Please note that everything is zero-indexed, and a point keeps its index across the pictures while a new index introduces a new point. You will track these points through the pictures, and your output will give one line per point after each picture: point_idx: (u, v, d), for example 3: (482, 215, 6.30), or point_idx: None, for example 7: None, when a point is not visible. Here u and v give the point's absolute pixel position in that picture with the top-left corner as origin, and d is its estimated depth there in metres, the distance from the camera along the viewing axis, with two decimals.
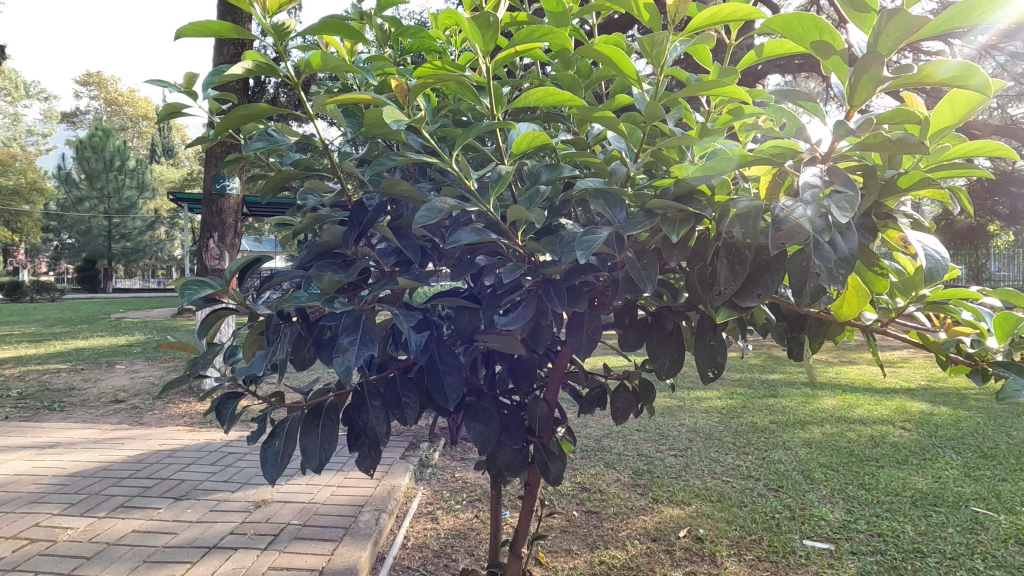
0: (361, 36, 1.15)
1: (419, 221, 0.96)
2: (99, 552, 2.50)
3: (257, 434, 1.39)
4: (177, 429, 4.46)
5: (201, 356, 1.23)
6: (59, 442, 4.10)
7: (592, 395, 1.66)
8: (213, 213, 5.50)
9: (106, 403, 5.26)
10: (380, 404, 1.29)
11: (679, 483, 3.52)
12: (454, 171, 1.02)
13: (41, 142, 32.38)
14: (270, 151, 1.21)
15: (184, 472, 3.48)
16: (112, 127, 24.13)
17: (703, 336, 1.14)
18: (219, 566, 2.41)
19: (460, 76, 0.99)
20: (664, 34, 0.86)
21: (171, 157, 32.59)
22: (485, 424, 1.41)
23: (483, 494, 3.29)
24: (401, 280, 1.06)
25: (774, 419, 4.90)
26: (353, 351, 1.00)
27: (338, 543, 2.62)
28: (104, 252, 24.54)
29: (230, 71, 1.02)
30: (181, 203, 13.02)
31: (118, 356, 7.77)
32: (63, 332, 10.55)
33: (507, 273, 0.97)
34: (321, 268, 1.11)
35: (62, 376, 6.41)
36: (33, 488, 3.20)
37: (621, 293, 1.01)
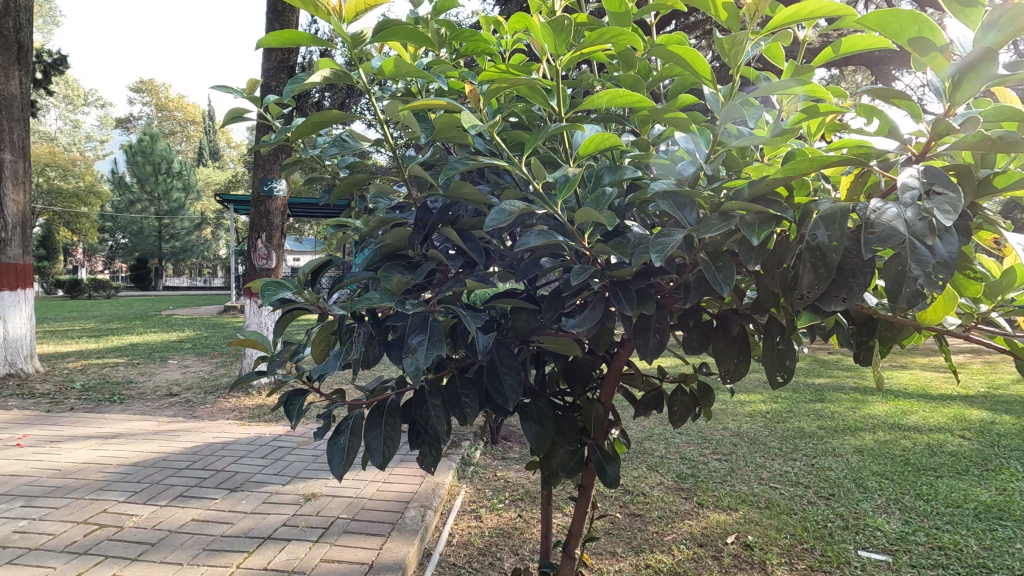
0: (428, 40, 1.17)
1: (489, 224, 0.96)
2: (162, 539, 2.62)
3: (321, 431, 1.43)
4: (229, 423, 4.63)
5: (277, 355, 1.27)
6: (121, 432, 4.31)
7: (647, 397, 1.62)
8: (262, 214, 5.66)
9: (161, 397, 5.49)
10: (441, 403, 1.31)
11: (724, 487, 3.45)
12: (523, 174, 1.02)
13: (97, 148, 34.11)
14: (342, 157, 1.24)
15: (237, 464, 3.61)
16: (161, 133, 25.20)
17: (771, 339, 1.12)
18: (274, 557, 2.48)
19: (532, 79, 0.99)
20: (746, 33, 0.84)
21: (217, 160, 33.74)
22: (540, 424, 1.43)
23: (525, 494, 3.30)
24: (468, 281, 1.07)
25: (822, 424, 4.75)
26: (422, 352, 1.02)
27: (386, 538, 2.67)
28: (155, 252, 25.64)
29: (307, 79, 1.04)
30: (228, 203, 13.46)
31: (170, 351, 8.11)
32: (120, 327, 11.06)
33: (575, 276, 0.97)
34: (389, 270, 1.14)
35: (121, 370, 6.73)
36: (100, 476, 3.38)
37: (693, 296, 0.99)
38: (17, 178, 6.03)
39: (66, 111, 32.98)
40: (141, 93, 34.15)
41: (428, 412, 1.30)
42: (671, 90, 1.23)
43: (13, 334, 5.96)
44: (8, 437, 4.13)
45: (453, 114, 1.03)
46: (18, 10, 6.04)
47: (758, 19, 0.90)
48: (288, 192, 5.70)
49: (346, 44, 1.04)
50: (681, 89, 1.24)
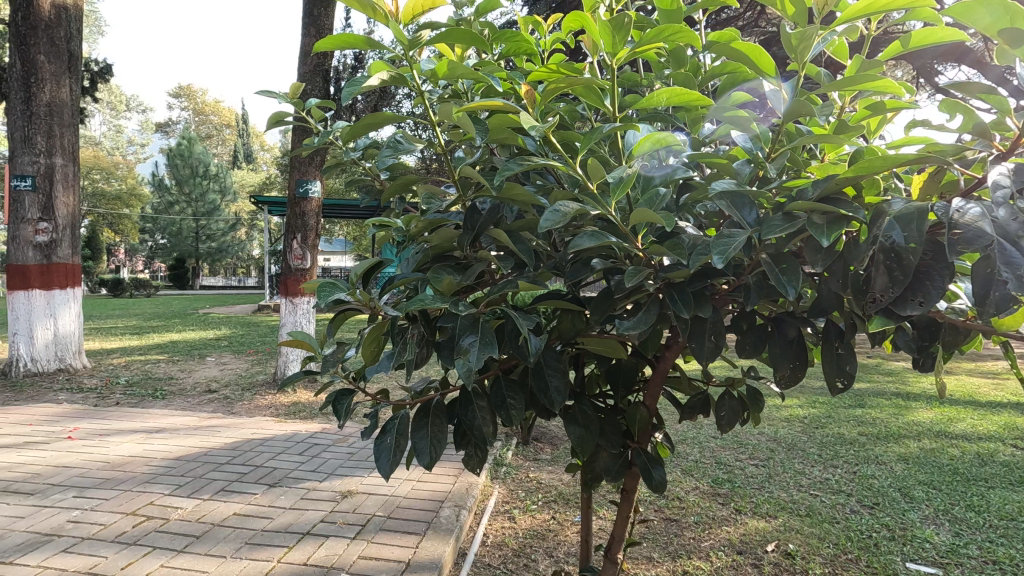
0: (481, 43, 1.17)
1: (544, 225, 0.96)
2: (206, 532, 2.69)
3: (368, 431, 1.44)
4: (266, 419, 4.74)
5: (331, 355, 1.30)
6: (164, 427, 4.45)
7: (693, 401, 1.57)
8: (297, 215, 5.76)
9: (201, 393, 5.66)
10: (486, 404, 1.31)
11: (763, 494, 3.37)
12: (579, 174, 1.01)
13: (138, 152, 35.40)
14: (395, 159, 1.24)
15: (275, 460, 3.69)
16: (197, 138, 25.96)
17: (829, 343, 1.08)
18: (313, 553, 2.52)
19: (589, 78, 0.98)
20: (816, 27, 0.82)
21: (251, 162, 34.54)
22: (584, 427, 1.41)
23: (559, 496, 3.29)
24: (519, 282, 1.07)
25: (863, 430, 4.60)
26: (473, 353, 1.02)
27: (422, 536, 2.69)
28: (193, 252, 26.43)
29: (365, 82, 1.06)
30: (262, 205, 13.74)
31: (208, 349, 8.34)
32: (160, 325, 11.45)
33: (630, 277, 0.96)
34: (438, 272, 1.14)
35: (163, 366, 6.95)
36: (146, 469, 3.50)
37: (753, 299, 0.97)
38: (67, 181, 6.29)
39: (110, 116, 34.28)
40: (180, 98, 35.26)
41: (474, 414, 1.29)
42: (721, 87, 1.21)
43: (63, 331, 6.20)
44: (60, 430, 4.31)
45: (509, 115, 1.03)
46: (69, 21, 6.31)
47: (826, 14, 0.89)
48: (323, 193, 5.80)
49: (404, 48, 1.06)
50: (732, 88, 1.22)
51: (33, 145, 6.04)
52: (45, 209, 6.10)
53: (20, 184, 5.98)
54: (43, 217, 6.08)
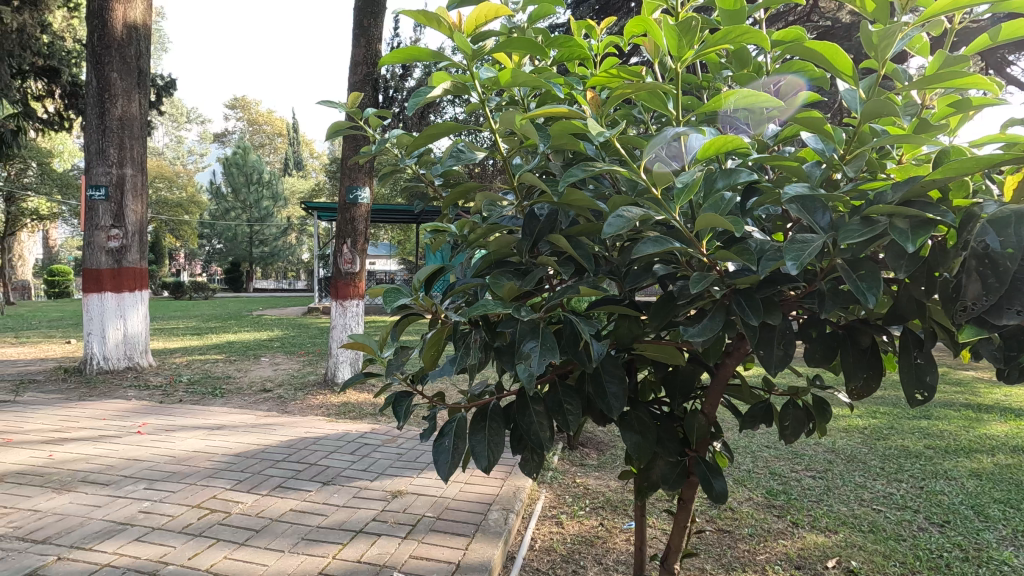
0: (540, 51, 1.19)
1: (607, 231, 0.96)
2: (265, 527, 2.80)
3: (427, 433, 1.47)
4: (318, 419, 4.89)
5: (396, 358, 1.34)
6: (224, 424, 4.66)
7: (755, 410, 1.52)
8: (347, 220, 5.92)
9: (257, 392, 5.89)
10: (543, 409, 1.31)
11: (821, 507, 3.23)
12: (643, 180, 1.00)
13: (198, 161, 37.26)
14: (457, 168, 1.27)
15: (328, 459, 3.80)
16: (251, 147, 27.09)
17: (907, 352, 1.04)
18: (366, 551, 2.58)
19: (654, 84, 0.97)
20: (899, 24, 0.80)
21: (301, 169, 35.74)
22: (641, 434, 1.39)
23: (606, 502, 3.25)
24: (581, 288, 1.07)
25: (930, 444, 4.34)
26: (535, 358, 1.03)
27: (471, 538, 2.71)
28: (247, 256, 27.57)
29: (430, 94, 1.11)
30: (311, 210, 14.15)
31: (263, 349, 8.68)
32: (218, 326, 11.98)
33: (695, 284, 0.95)
34: (498, 276, 1.16)
35: (221, 366, 7.27)
36: (209, 464, 3.67)
37: (828, 307, 0.94)
38: (136, 190, 6.68)
39: (172, 128, 36.24)
40: (236, 109, 36.93)
41: (531, 418, 1.29)
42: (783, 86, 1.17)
43: (132, 332, 6.56)
44: (130, 424, 4.57)
45: (571, 122, 1.04)
46: (138, 39, 6.70)
47: (908, 11, 0.87)
48: (372, 199, 5.95)
49: (466, 58, 1.09)
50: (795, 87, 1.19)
51: (107, 157, 6.44)
52: (116, 217, 6.49)
53: (95, 194, 6.41)
54: (115, 224, 6.47)
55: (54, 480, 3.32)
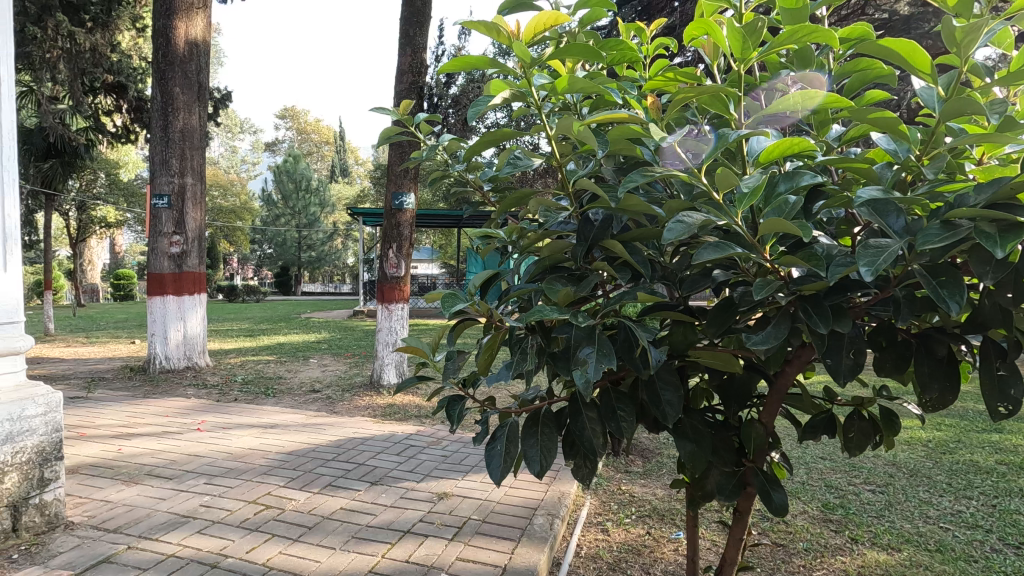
0: (595, 56, 1.20)
1: (667, 237, 0.95)
2: (317, 524, 2.88)
3: (479, 437, 1.48)
4: (365, 419, 5.01)
5: (452, 362, 1.36)
6: (277, 423, 4.83)
7: (815, 421, 1.47)
8: (393, 226, 6.05)
9: (306, 392, 6.08)
10: (596, 415, 1.30)
11: (882, 523, 3.08)
12: (704, 184, 0.98)
13: (251, 170, 38.89)
14: (513, 175, 1.27)
15: (375, 459, 3.88)
16: (300, 155, 28.07)
17: (988, 363, 0.99)
18: (414, 551, 2.62)
19: (716, 87, 0.96)
20: (986, 19, 0.78)
21: (347, 176, 36.73)
22: (696, 443, 1.36)
23: (653, 511, 3.19)
24: (639, 294, 1.07)
25: (1003, 459, 4.06)
26: (591, 364, 1.03)
27: (517, 542, 2.72)
28: (295, 261, 28.54)
29: (488, 102, 1.13)
30: (357, 216, 14.51)
31: (311, 351, 8.95)
32: (269, 328, 12.43)
33: (759, 291, 0.93)
34: (553, 282, 1.16)
35: (272, 366, 7.54)
36: (263, 461, 3.81)
37: (904, 316, 0.91)
38: (195, 199, 7.03)
39: (226, 138, 37.96)
40: (286, 119, 38.35)
41: (583, 424, 1.29)
42: (848, 86, 1.14)
43: (191, 333, 6.88)
44: (191, 421, 4.80)
45: (630, 126, 1.04)
46: (199, 55, 7.06)
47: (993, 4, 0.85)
48: (417, 205, 6.05)
49: (523, 66, 1.11)
50: (860, 86, 1.16)
51: (169, 167, 6.80)
52: (178, 224, 6.85)
53: (159, 202, 6.78)
54: (176, 231, 6.82)
55: (123, 473, 3.52)
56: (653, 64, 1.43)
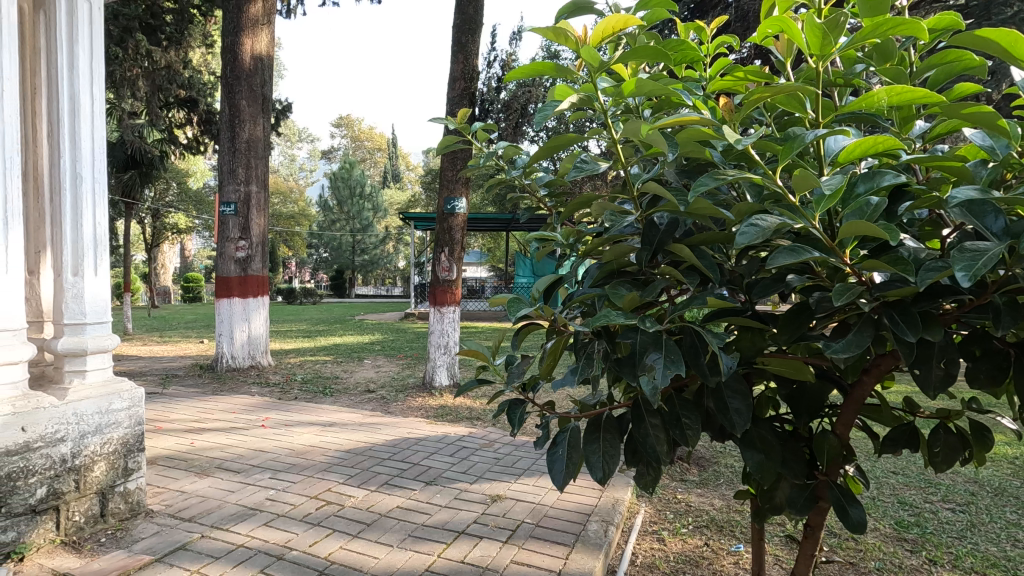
0: (660, 58, 1.18)
1: (740, 241, 0.93)
2: (375, 521, 2.96)
3: (541, 441, 1.49)
4: (418, 420, 5.11)
5: (516, 367, 1.38)
6: (335, 422, 5.00)
7: (896, 433, 1.39)
8: (445, 230, 6.15)
9: (362, 392, 6.26)
10: (660, 422, 1.27)
11: (964, 545, 2.87)
12: (779, 187, 0.95)
13: (308, 177, 40.52)
14: (580, 180, 1.24)
15: (430, 460, 3.95)
16: (355, 163, 28.99)
17: None
18: (469, 551, 2.65)
19: (794, 86, 0.93)
20: None
21: (398, 182, 37.64)
22: (765, 453, 1.31)
23: (711, 522, 3.10)
24: (709, 300, 1.04)
25: None
26: (659, 371, 1.01)
27: (571, 548, 2.70)
28: (350, 264, 29.48)
29: (555, 108, 1.13)
30: (409, 220, 14.86)
31: (366, 352, 9.21)
32: (325, 329, 12.88)
33: (840, 297, 0.89)
34: (618, 286, 1.15)
35: (329, 366, 7.82)
36: (323, 458, 3.95)
37: (1004, 324, 0.85)
38: (259, 206, 7.39)
39: (286, 147, 39.70)
40: (341, 128, 39.71)
41: (646, 431, 1.27)
42: (932, 79, 1.08)
43: (255, 333, 7.21)
44: (255, 418, 5.03)
45: (700, 129, 1.02)
46: (264, 69, 7.41)
47: None
48: (469, 209, 6.13)
49: (591, 71, 1.10)
50: (945, 79, 1.09)
51: (236, 176, 7.17)
52: (243, 230, 7.21)
53: (226, 210, 7.17)
54: (242, 236, 7.18)
55: (196, 466, 3.73)
56: (715, 63, 1.40)
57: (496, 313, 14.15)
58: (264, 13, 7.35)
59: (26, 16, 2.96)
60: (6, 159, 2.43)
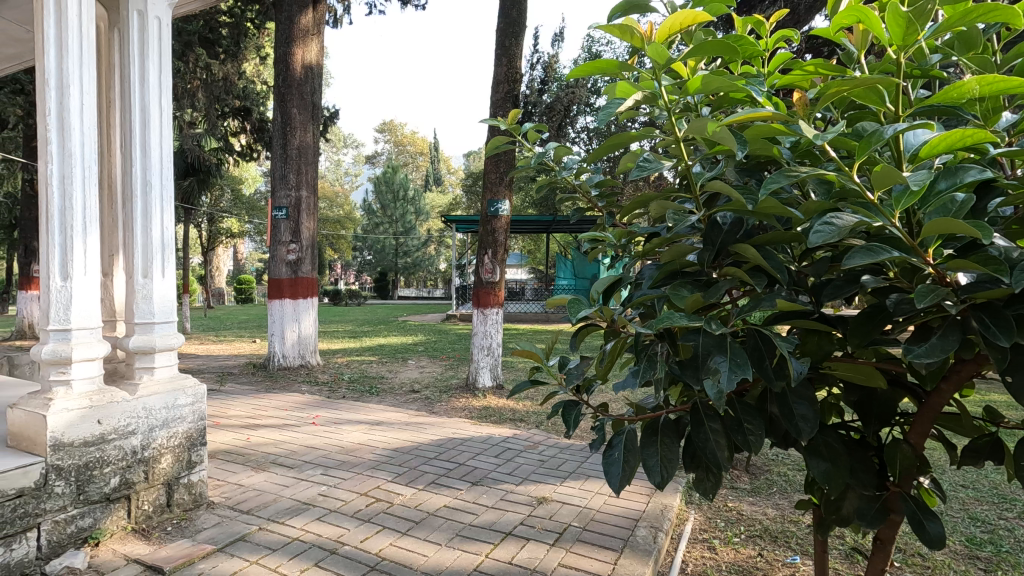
0: (726, 53, 1.17)
1: (813, 241, 0.90)
2: (423, 519, 3.00)
3: (595, 443, 1.48)
4: (463, 421, 5.15)
5: (575, 368, 1.38)
6: (382, 421, 5.10)
7: (977, 445, 1.31)
8: (488, 232, 6.19)
9: (407, 392, 6.36)
10: (720, 427, 1.24)
11: None
12: (855, 185, 0.92)
13: (353, 182, 41.58)
14: (641, 180, 1.23)
15: (475, 460, 3.98)
16: (398, 167, 29.56)
17: None
18: (516, 553, 2.65)
19: (875, 78, 0.90)
20: None
21: (439, 185, 38.14)
22: (832, 462, 1.26)
23: (765, 532, 3.00)
24: (779, 303, 1.01)
25: None
26: (724, 374, 0.99)
27: (620, 553, 2.66)
28: (393, 267, 30.09)
29: (620, 105, 1.13)
30: (451, 223, 15.06)
31: (409, 353, 9.36)
32: (370, 330, 13.16)
33: (923, 299, 0.85)
34: (680, 287, 1.13)
35: (375, 366, 7.98)
36: (372, 456, 4.04)
37: None
38: (309, 210, 7.62)
39: (332, 153, 40.88)
40: (385, 133, 40.59)
41: (706, 436, 1.23)
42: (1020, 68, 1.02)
43: (305, 333, 7.44)
44: (306, 416, 5.19)
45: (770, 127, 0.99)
46: (313, 77, 7.66)
47: None
48: (512, 211, 6.15)
49: (656, 68, 1.10)
50: None
51: (288, 181, 7.43)
52: (294, 233, 7.45)
53: (278, 214, 7.43)
54: (293, 240, 7.42)
55: (252, 460, 3.88)
56: (773, 58, 1.36)
57: (537, 316, 14.15)
58: (314, 24, 7.59)
59: (102, 34, 3.17)
60: (86, 168, 2.59)
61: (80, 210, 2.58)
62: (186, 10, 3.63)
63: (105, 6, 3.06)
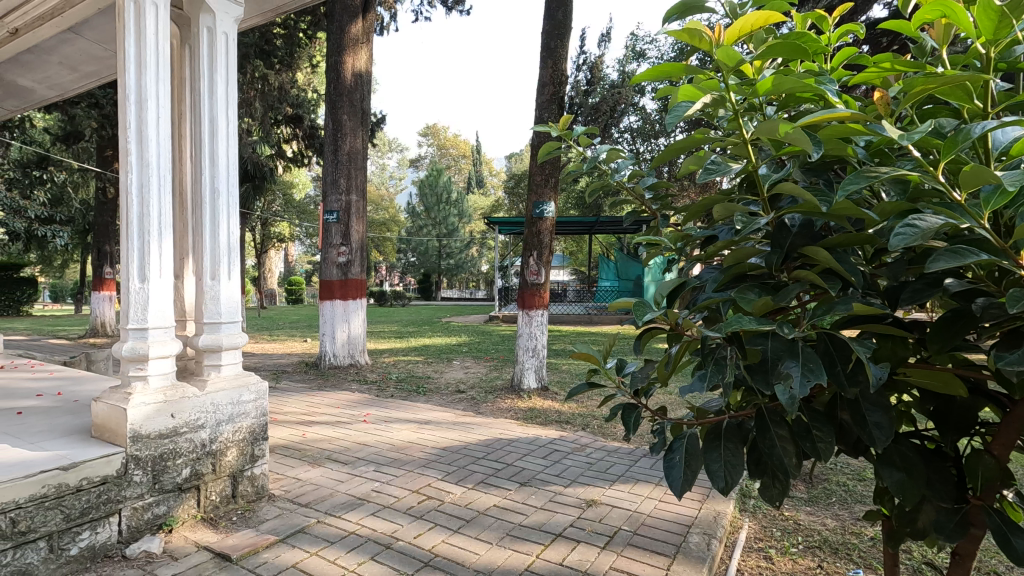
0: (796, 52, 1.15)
1: (894, 243, 0.87)
2: (473, 518, 3.04)
3: (656, 448, 1.49)
4: (509, 421, 5.18)
5: (637, 372, 1.39)
6: (430, 420, 5.19)
7: None
8: (533, 234, 6.22)
9: (453, 392, 6.45)
10: (787, 433, 1.21)
11: None
12: (940, 185, 0.89)
13: (398, 185, 42.45)
14: (708, 183, 1.22)
15: (523, 461, 4.00)
16: (441, 170, 30.00)
17: None
18: (567, 554, 2.66)
19: (966, 75, 0.87)
20: None
21: (481, 187, 38.47)
22: (907, 473, 1.21)
23: (824, 543, 2.89)
24: (855, 306, 0.98)
25: None
26: (796, 379, 0.98)
27: (672, 559, 2.62)
28: (436, 268, 30.53)
29: (688, 109, 1.12)
30: (493, 225, 15.18)
31: (454, 353, 9.49)
32: (415, 330, 13.41)
33: (1015, 303, 0.81)
34: (746, 290, 1.12)
35: (421, 366, 8.14)
36: (422, 454, 4.13)
37: None
38: (358, 213, 7.84)
39: (378, 157, 41.87)
40: (428, 136, 41.26)
41: (772, 442, 1.21)
42: None
43: (355, 333, 7.65)
44: (358, 413, 5.35)
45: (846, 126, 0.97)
46: (363, 84, 7.87)
47: None
48: (557, 213, 6.16)
49: (725, 70, 1.09)
50: None
51: (338, 186, 7.66)
52: (345, 236, 7.67)
53: (330, 217, 7.68)
54: (343, 242, 7.65)
55: (309, 456, 4.02)
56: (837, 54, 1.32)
57: (579, 317, 14.07)
58: (364, 33, 7.82)
59: (175, 50, 3.38)
60: (161, 176, 2.76)
61: (156, 215, 2.75)
62: (249, 25, 3.81)
63: (178, 24, 3.26)
